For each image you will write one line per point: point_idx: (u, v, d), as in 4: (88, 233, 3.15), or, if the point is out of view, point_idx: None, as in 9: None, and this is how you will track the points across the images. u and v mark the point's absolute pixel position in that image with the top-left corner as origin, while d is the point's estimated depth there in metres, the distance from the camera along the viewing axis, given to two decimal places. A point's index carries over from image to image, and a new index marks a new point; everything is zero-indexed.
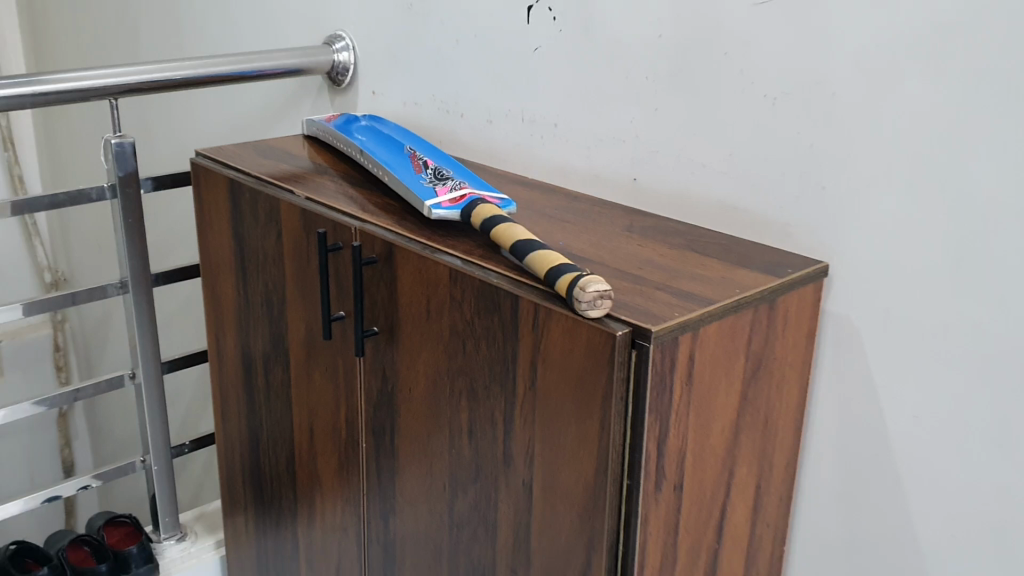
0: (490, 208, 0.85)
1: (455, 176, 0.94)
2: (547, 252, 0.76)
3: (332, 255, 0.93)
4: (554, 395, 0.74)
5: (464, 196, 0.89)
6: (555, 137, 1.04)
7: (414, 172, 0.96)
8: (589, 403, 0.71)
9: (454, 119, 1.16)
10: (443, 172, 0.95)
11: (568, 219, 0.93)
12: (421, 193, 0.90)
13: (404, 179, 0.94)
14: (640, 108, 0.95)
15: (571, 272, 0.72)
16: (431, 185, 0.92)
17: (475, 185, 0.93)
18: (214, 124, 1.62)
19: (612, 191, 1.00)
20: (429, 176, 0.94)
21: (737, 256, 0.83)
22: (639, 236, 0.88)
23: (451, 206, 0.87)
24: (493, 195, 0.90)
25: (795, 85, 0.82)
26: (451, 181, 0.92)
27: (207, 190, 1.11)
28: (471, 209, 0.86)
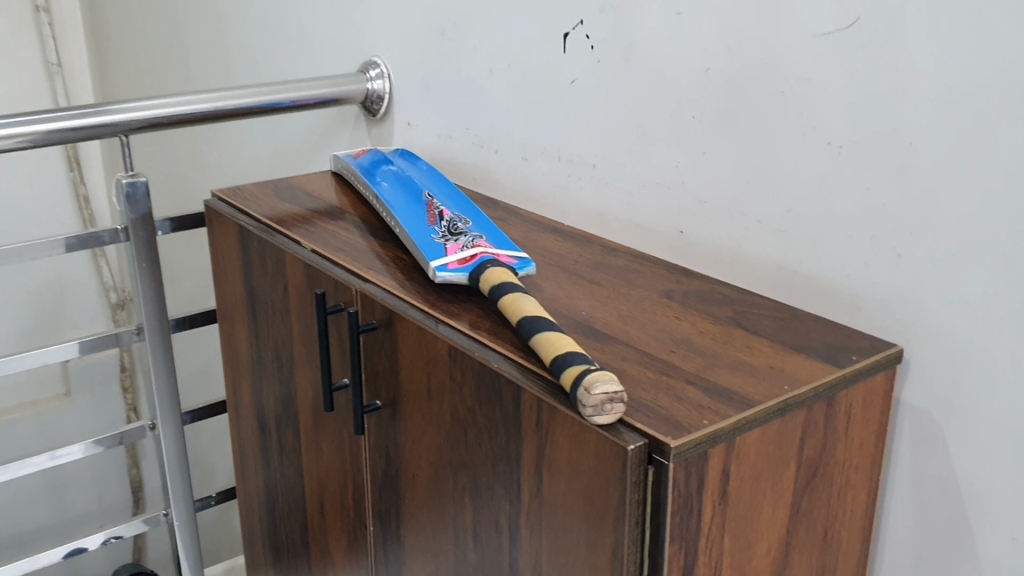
0: (502, 274, 0.74)
1: (472, 230, 0.83)
2: (557, 334, 0.64)
3: (334, 317, 0.83)
4: (560, 506, 0.62)
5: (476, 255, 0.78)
6: (594, 180, 0.92)
7: (427, 225, 0.85)
8: (598, 522, 0.59)
9: (488, 154, 1.05)
10: (458, 225, 0.84)
11: (600, 280, 0.80)
12: (429, 250, 0.80)
13: (414, 232, 0.84)
14: (686, 152, 0.82)
15: (581, 363, 0.60)
16: (442, 241, 0.81)
17: (493, 241, 0.82)
18: (256, 152, 1.54)
19: (656, 245, 0.87)
20: (441, 231, 0.83)
21: (792, 335, 0.70)
22: (678, 305, 0.75)
23: (458, 267, 0.76)
24: (509, 254, 0.79)
25: (865, 131, 0.69)
26: (465, 237, 0.81)
27: (220, 234, 1.03)
28: (480, 272, 0.75)
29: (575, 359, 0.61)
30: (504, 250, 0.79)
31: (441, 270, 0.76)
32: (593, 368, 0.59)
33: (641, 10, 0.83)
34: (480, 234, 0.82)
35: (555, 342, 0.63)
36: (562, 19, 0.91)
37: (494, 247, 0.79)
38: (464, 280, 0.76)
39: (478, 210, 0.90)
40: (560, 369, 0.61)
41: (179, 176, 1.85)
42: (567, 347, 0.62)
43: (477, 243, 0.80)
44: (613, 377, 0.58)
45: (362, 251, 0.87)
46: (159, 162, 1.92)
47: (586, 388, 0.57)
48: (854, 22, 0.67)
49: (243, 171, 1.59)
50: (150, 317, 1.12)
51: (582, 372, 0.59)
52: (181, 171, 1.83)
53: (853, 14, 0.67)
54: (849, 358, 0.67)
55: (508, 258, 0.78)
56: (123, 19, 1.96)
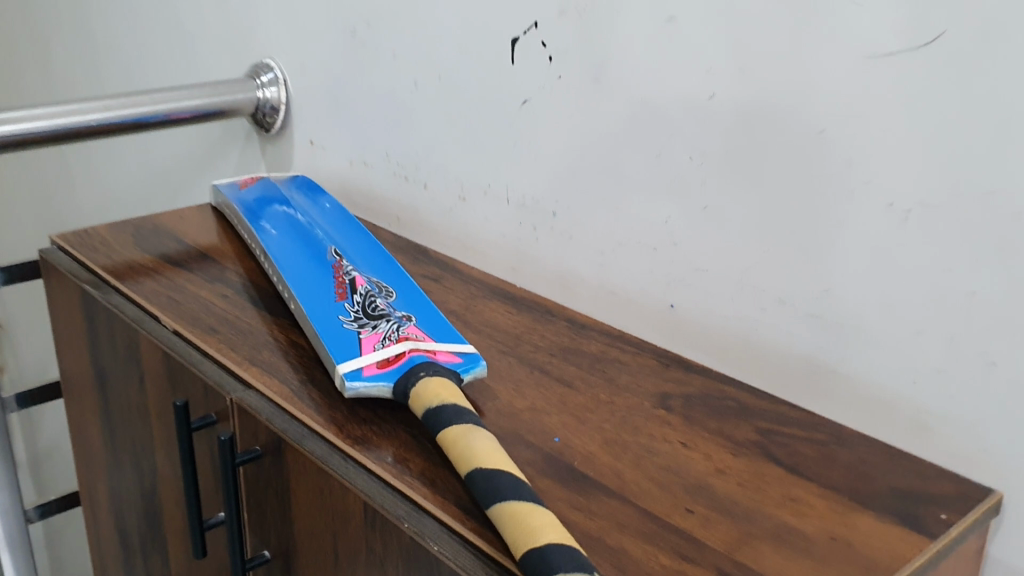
0: (444, 389, 0.51)
1: (395, 311, 0.61)
2: (534, 506, 0.43)
3: (204, 431, 0.62)
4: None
5: (402, 355, 0.56)
6: (555, 230, 0.71)
7: (332, 299, 0.62)
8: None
9: (414, 188, 0.83)
10: (376, 299, 0.62)
11: (569, 379, 0.60)
12: (335, 344, 0.57)
13: (314, 312, 0.61)
14: (680, 203, 0.62)
15: (574, 570, 0.39)
16: (353, 328, 0.59)
17: (424, 327, 0.60)
18: (124, 173, 1.27)
19: (639, 320, 0.67)
20: (352, 310, 0.61)
21: (846, 474, 0.50)
22: (682, 422, 0.55)
23: (378, 374, 0.54)
24: (449, 350, 0.56)
25: (943, 191, 0.49)
26: (386, 323, 0.59)
27: (62, 296, 0.79)
28: (410, 385, 0.53)
29: (562, 556, 0.40)
30: (441, 344, 0.57)
31: (353, 378, 0.54)
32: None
33: (619, 13, 0.61)
34: (406, 318, 0.60)
35: (530, 521, 0.42)
36: (507, 21, 0.70)
37: (428, 342, 0.57)
38: (386, 393, 0.53)
39: (399, 273, 0.68)
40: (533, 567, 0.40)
41: (36, 189, 1.56)
42: (550, 536, 0.41)
43: (402, 334, 0.57)
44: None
45: (247, 335, 0.64)
46: (16, 173, 1.63)
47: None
48: (932, 40, 0.47)
49: (105, 193, 1.32)
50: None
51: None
52: (40, 185, 1.55)
53: (931, 30, 0.47)
54: (933, 513, 0.47)
55: (448, 357, 0.56)
56: None
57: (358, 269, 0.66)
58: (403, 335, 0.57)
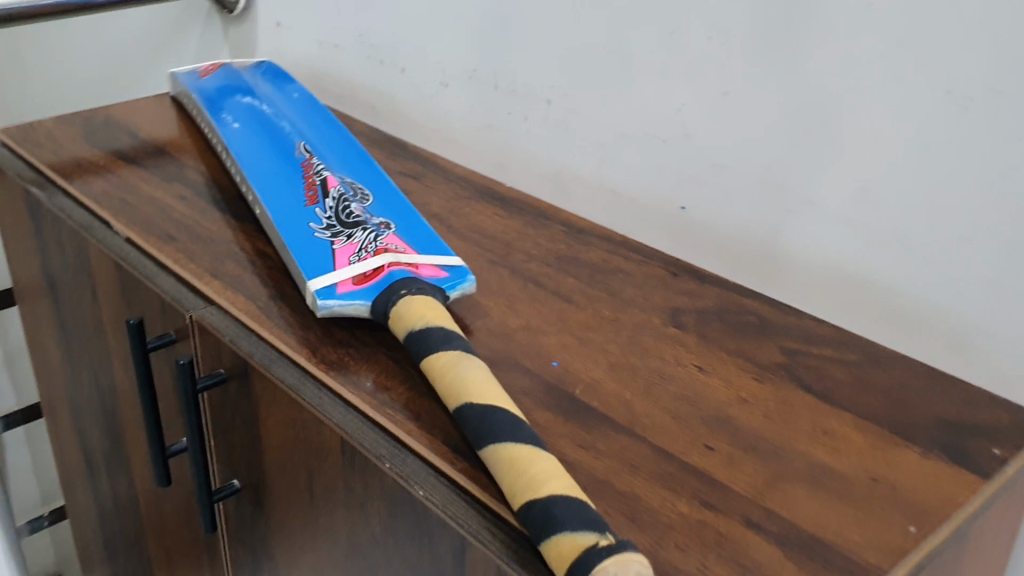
0: (431, 310, 0.45)
1: (372, 217, 0.54)
2: (536, 452, 0.37)
3: (163, 351, 0.55)
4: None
5: (381, 270, 0.49)
6: (550, 121, 0.64)
7: (301, 203, 0.55)
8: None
9: (392, 76, 0.75)
10: (351, 203, 0.55)
11: (567, 294, 0.53)
12: (306, 256, 0.50)
13: (280, 219, 0.54)
14: (696, 91, 0.54)
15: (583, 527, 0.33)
16: (325, 236, 0.52)
17: (405, 238, 0.53)
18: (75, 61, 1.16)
19: (644, 225, 0.60)
20: (324, 215, 0.54)
21: (884, 401, 0.45)
22: (695, 341, 0.49)
23: (353, 291, 0.48)
24: (432, 263, 0.50)
25: (1015, 74, 0.41)
26: (362, 230, 0.52)
27: (6, 197, 0.71)
28: (390, 304, 0.46)
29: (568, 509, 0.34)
30: (425, 257, 0.50)
31: (325, 296, 0.47)
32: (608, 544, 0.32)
33: None
34: (385, 226, 0.53)
35: (533, 470, 0.36)
36: None
37: (411, 255, 0.51)
38: (363, 313, 0.47)
39: (376, 173, 0.60)
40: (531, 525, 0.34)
41: None
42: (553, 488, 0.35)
43: (381, 246, 0.51)
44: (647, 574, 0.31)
45: (208, 244, 0.57)
46: None
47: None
48: None
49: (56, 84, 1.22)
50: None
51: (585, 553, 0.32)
52: None
53: None
54: (984, 448, 0.42)
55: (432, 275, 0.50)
56: None
57: (331, 169, 0.59)
58: (382, 247, 0.51)
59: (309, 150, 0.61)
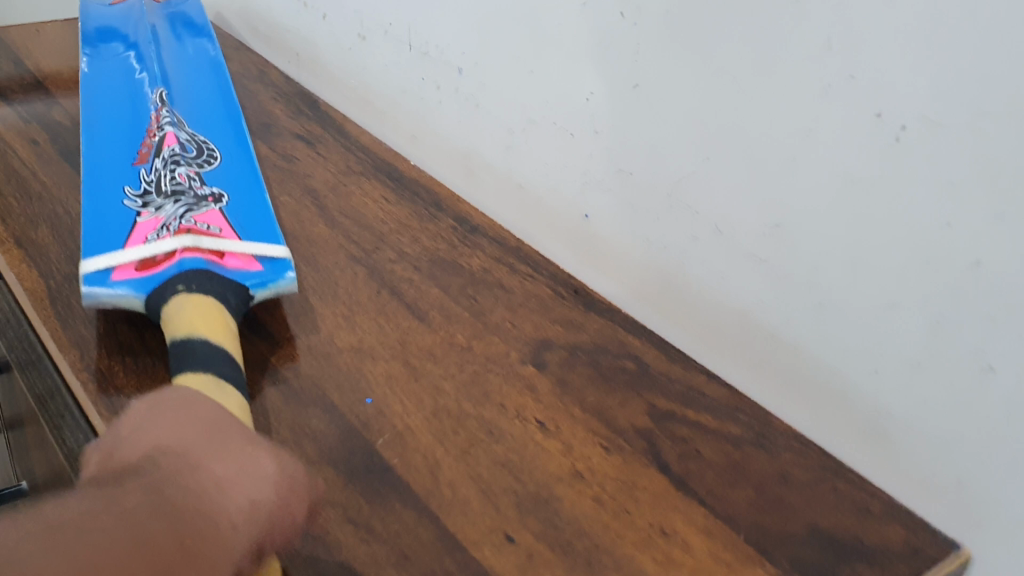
0: (199, 317, 0.38)
1: (200, 187, 0.47)
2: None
3: None
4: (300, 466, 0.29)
5: (173, 255, 0.41)
6: (460, 93, 0.53)
7: (127, 164, 0.48)
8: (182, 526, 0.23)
9: (312, 21, 0.62)
10: (183, 166, 0.48)
11: (422, 309, 0.45)
12: (99, 230, 0.43)
13: (94, 185, 0.47)
14: (604, 78, 0.44)
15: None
16: (132, 209, 0.45)
17: (231, 217, 0.46)
18: None
19: (545, 229, 0.51)
20: (144, 180, 0.47)
21: (754, 498, 0.35)
22: (550, 388, 0.40)
23: (128, 279, 0.40)
24: (241, 255, 0.43)
25: (965, 104, 0.30)
26: (174, 202, 0.45)
27: None
28: (162, 302, 0.39)
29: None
30: (239, 245, 0.43)
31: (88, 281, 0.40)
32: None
33: None
34: (210, 199, 0.46)
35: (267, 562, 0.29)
36: None
37: (225, 240, 0.43)
38: (136, 306, 0.40)
39: (236, 135, 0.53)
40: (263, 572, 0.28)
41: None
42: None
43: (187, 224, 0.43)
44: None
45: (31, 201, 0.49)
46: None
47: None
48: None
49: None
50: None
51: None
52: None
53: None
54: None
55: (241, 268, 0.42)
56: None
57: (178, 121, 0.51)
58: (188, 225, 0.43)
59: (163, 99, 0.53)
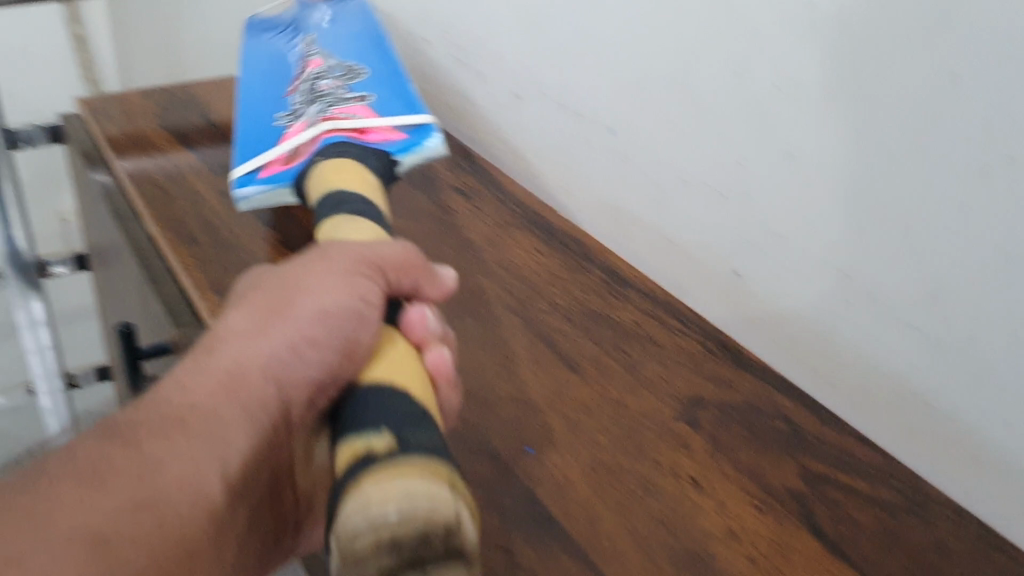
0: (333, 168, 0.53)
1: (343, 92, 0.60)
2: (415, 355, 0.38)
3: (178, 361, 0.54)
4: (351, 275, 0.38)
5: (316, 140, 0.57)
6: (611, 151, 0.55)
7: (283, 96, 0.62)
8: (209, 394, 0.34)
9: (470, 78, 0.66)
10: (329, 80, 0.61)
11: (575, 360, 0.47)
12: (260, 144, 0.59)
13: (256, 112, 0.62)
14: (756, 144, 0.45)
15: (366, 433, 0.31)
16: (284, 124, 0.60)
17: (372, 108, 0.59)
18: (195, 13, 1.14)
19: (696, 281, 0.52)
20: (295, 102, 0.61)
21: (907, 565, 0.37)
22: (701, 446, 0.42)
23: (275, 175, 0.57)
24: (373, 129, 0.58)
25: None
26: (316, 107, 0.59)
27: (81, 170, 0.71)
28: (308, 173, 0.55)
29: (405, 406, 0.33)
30: (378, 121, 0.58)
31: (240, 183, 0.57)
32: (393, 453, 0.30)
33: None
34: (355, 99, 0.59)
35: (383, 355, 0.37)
36: None
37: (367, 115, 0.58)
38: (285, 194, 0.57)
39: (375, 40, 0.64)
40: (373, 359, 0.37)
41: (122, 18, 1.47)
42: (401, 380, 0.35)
43: (330, 114, 0.58)
44: (429, 500, 0.27)
45: (225, 251, 0.54)
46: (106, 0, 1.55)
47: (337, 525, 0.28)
48: None
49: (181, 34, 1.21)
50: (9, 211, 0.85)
51: (352, 463, 0.30)
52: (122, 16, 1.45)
53: None
54: None
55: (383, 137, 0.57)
56: None
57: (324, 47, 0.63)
58: (330, 116, 0.58)
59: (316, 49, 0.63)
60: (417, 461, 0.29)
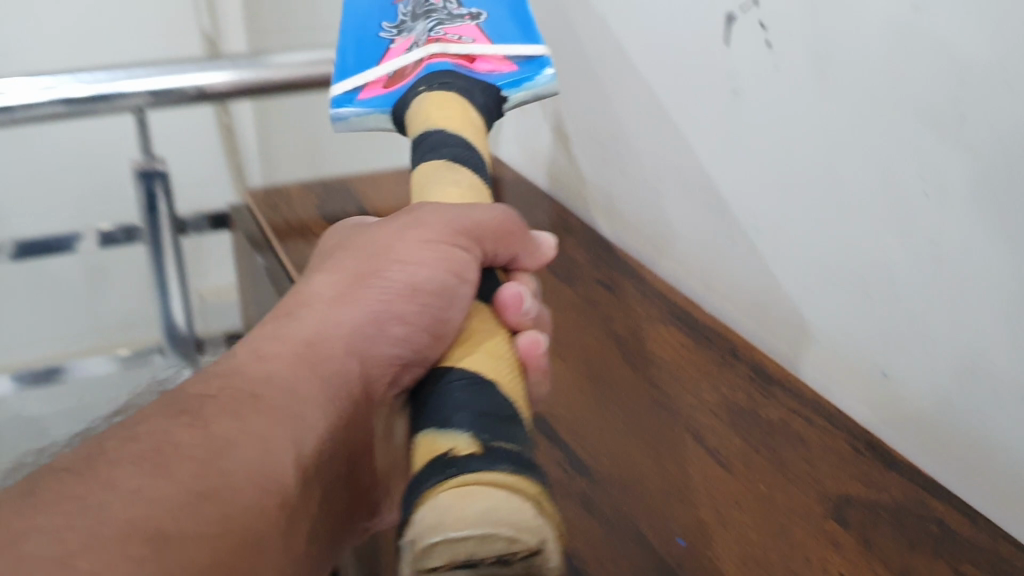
0: (432, 104, 0.62)
1: (457, 8, 0.71)
2: (507, 344, 0.43)
3: None
4: (436, 245, 0.44)
5: (421, 64, 0.68)
6: (757, 249, 0.56)
7: (394, 2, 0.75)
8: (293, 371, 0.40)
9: (613, 173, 0.69)
10: (447, 2, 0.72)
11: (722, 454, 0.48)
12: (370, 60, 0.72)
13: (356, 38, 0.74)
14: (907, 248, 0.46)
15: (455, 432, 0.35)
16: (388, 39, 0.73)
17: (479, 29, 0.70)
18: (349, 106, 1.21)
19: (845, 379, 0.52)
20: (403, 14, 0.73)
21: None
22: (853, 548, 0.42)
23: (370, 101, 0.70)
24: (482, 61, 0.68)
25: None
26: (420, 25, 0.71)
27: (248, 256, 0.77)
28: (406, 104, 0.65)
29: (490, 404, 0.37)
30: (483, 49, 0.68)
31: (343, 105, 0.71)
32: (472, 457, 0.33)
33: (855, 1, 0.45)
34: (467, 18, 0.71)
35: (473, 347, 0.42)
36: None
37: (469, 44, 0.69)
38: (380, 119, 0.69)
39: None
40: (461, 345, 0.42)
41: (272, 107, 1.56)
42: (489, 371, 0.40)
43: (437, 36, 0.69)
44: (509, 525, 0.30)
45: None
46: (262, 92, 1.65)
47: (411, 527, 0.31)
48: None
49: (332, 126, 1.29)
50: (168, 276, 0.93)
51: (434, 462, 0.33)
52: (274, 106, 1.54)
53: None
54: None
55: (491, 70, 0.68)
56: None
57: None
58: (438, 36, 0.69)
59: None
60: (496, 472, 0.32)
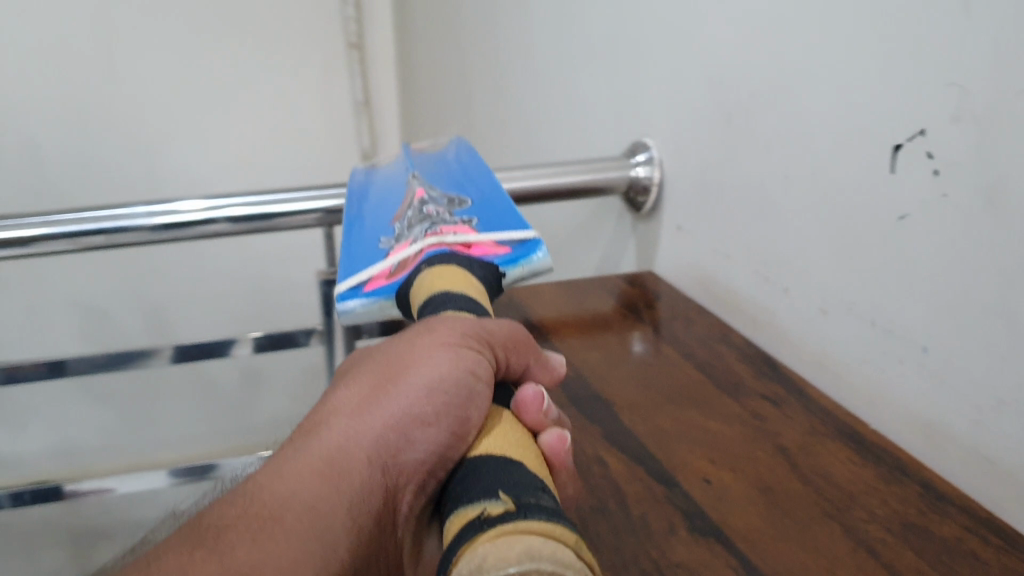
0: (431, 279, 0.68)
1: (451, 216, 0.83)
2: (530, 440, 0.47)
3: None
4: (451, 349, 0.50)
5: (423, 252, 0.76)
6: (925, 369, 0.57)
7: (393, 223, 0.86)
8: (313, 486, 0.44)
9: (776, 294, 0.72)
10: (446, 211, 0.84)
11: (899, 570, 0.48)
12: (372, 260, 0.81)
13: (363, 248, 0.84)
14: None
15: (487, 498, 0.38)
16: (389, 248, 0.82)
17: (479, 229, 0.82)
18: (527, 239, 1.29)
19: (1018, 500, 0.51)
20: (400, 230, 0.84)
21: None
22: None
23: (378, 292, 0.76)
24: (486, 250, 0.78)
25: None
26: (417, 233, 0.81)
27: None
28: (406, 292, 0.71)
29: (519, 477, 0.40)
30: (483, 238, 0.79)
31: (350, 297, 0.77)
32: (506, 514, 0.36)
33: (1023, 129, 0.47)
34: (463, 222, 0.82)
35: (499, 435, 0.45)
36: (886, 122, 0.57)
37: (467, 235, 0.79)
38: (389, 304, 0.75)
39: (486, 175, 0.94)
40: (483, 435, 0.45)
41: None
42: (511, 451, 0.43)
43: (437, 232, 0.79)
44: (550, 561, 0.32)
45: None
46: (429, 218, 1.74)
47: None
48: None
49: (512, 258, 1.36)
50: None
51: (471, 524, 0.36)
52: None
53: None
54: None
55: (483, 253, 0.77)
56: (421, 51, 1.79)
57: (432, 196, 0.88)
58: (439, 232, 0.79)
59: (442, 197, 0.88)
60: (531, 521, 0.35)
